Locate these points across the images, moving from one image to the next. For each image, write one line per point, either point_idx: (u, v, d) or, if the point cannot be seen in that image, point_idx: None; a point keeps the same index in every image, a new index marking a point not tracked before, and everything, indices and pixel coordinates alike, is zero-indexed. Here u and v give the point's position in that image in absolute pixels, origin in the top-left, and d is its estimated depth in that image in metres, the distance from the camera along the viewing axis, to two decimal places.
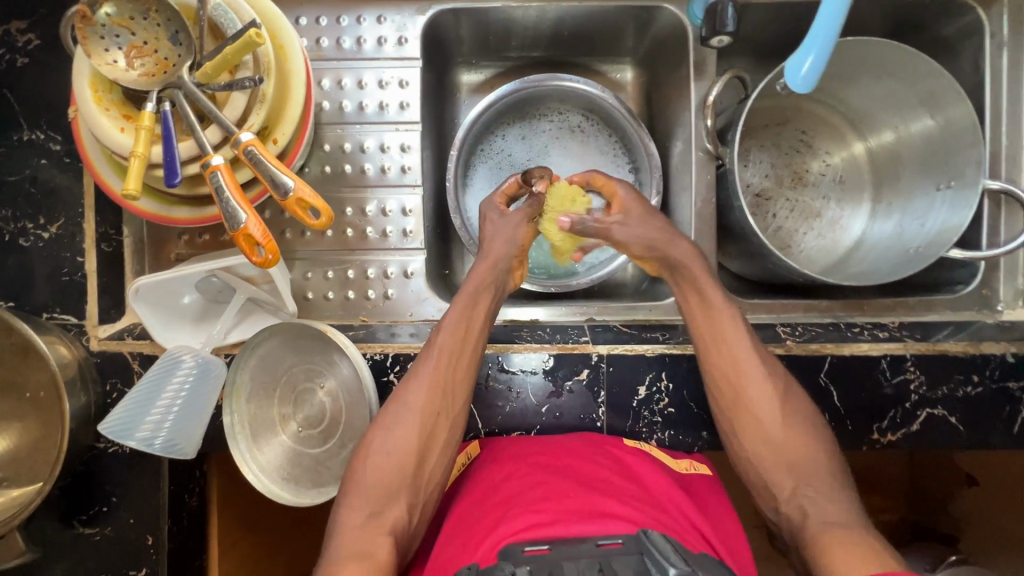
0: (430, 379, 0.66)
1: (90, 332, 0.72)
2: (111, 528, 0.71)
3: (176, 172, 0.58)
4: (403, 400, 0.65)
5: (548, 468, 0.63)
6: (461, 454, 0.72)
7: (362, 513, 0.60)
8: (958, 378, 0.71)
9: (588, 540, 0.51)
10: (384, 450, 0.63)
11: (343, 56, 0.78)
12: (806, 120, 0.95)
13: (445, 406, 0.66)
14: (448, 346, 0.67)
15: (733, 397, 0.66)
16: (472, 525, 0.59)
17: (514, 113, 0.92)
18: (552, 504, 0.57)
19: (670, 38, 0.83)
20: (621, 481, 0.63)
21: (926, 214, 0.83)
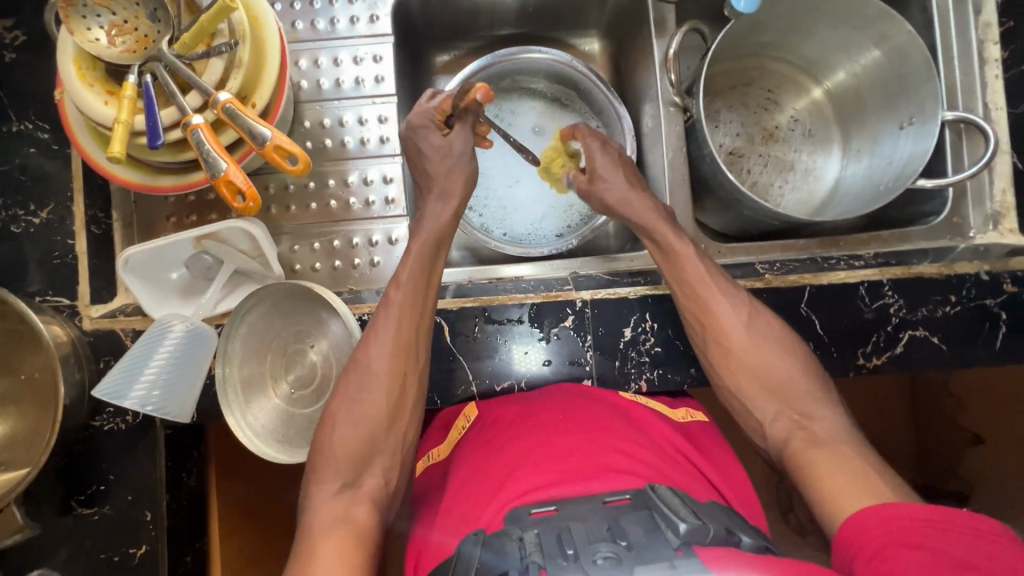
0: (393, 341, 0.67)
1: (83, 312, 0.73)
2: (110, 507, 0.71)
3: (159, 136, 0.59)
4: (368, 365, 0.66)
5: (548, 426, 0.63)
6: (457, 418, 0.72)
7: (336, 483, 0.61)
8: (936, 299, 0.73)
9: (594, 498, 0.52)
10: (352, 418, 0.64)
11: (318, 37, 0.81)
12: (771, 78, 0.98)
13: (409, 363, 0.67)
14: (403, 303, 0.68)
15: (713, 328, 0.68)
16: (476, 486, 0.60)
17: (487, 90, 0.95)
18: (558, 463, 0.58)
19: (630, 4, 0.87)
20: (626, 428, 0.64)
21: (893, 152, 0.86)
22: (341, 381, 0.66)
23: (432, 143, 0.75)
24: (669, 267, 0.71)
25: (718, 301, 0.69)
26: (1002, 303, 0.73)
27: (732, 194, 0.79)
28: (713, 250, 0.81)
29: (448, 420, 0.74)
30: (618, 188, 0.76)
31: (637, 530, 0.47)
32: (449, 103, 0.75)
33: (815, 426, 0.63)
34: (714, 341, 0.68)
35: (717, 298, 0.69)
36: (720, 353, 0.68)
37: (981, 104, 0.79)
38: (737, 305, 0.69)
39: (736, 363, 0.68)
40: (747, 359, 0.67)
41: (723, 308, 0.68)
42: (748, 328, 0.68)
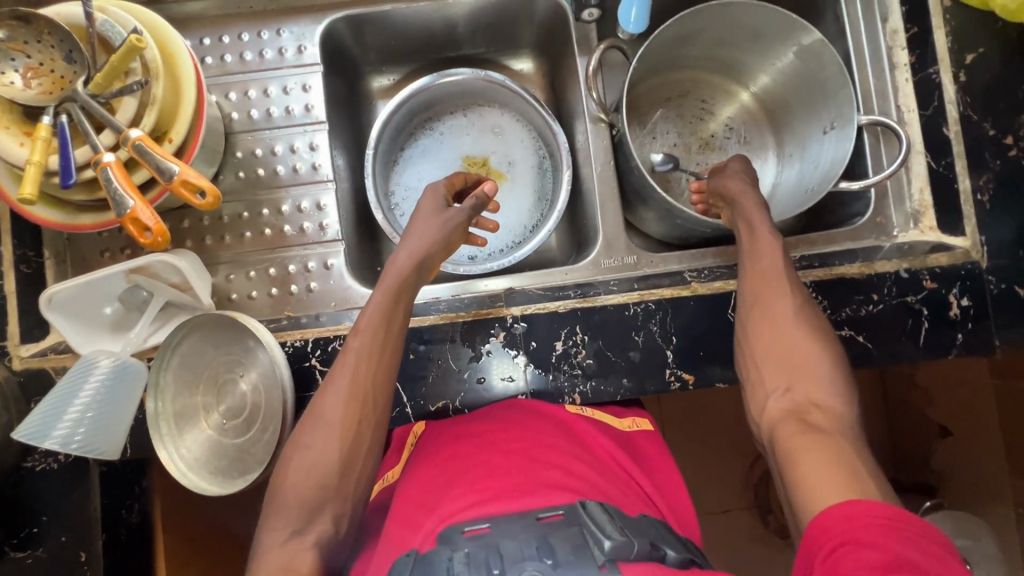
0: (348, 390, 0.63)
1: (13, 352, 0.73)
2: (44, 549, 0.70)
3: (71, 175, 0.60)
4: (321, 413, 0.62)
5: (493, 446, 0.59)
6: (408, 436, 0.71)
7: (284, 532, 0.58)
8: (858, 298, 0.75)
9: (527, 514, 0.47)
10: (303, 468, 0.60)
11: (247, 69, 0.83)
12: (704, 90, 1.01)
13: (365, 413, 0.63)
14: (360, 351, 0.64)
15: (773, 348, 0.64)
16: (413, 508, 0.55)
17: (426, 111, 0.97)
18: (496, 482, 0.53)
19: (555, 22, 0.89)
20: (569, 447, 0.61)
21: (819, 155, 0.88)
22: (297, 429, 0.63)
23: (426, 205, 0.74)
24: (748, 250, 0.70)
25: (793, 316, 0.65)
26: (923, 299, 0.75)
27: (661, 205, 0.80)
28: (647, 259, 0.82)
29: (401, 440, 0.72)
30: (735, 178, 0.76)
31: (563, 546, 0.42)
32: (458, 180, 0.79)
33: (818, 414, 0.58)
34: (761, 340, 0.65)
35: (789, 314, 0.65)
36: (771, 367, 0.63)
37: (895, 108, 0.82)
38: (809, 319, 0.65)
39: (786, 373, 0.62)
40: (802, 368, 0.62)
41: (792, 328, 0.64)
42: (812, 350, 0.63)
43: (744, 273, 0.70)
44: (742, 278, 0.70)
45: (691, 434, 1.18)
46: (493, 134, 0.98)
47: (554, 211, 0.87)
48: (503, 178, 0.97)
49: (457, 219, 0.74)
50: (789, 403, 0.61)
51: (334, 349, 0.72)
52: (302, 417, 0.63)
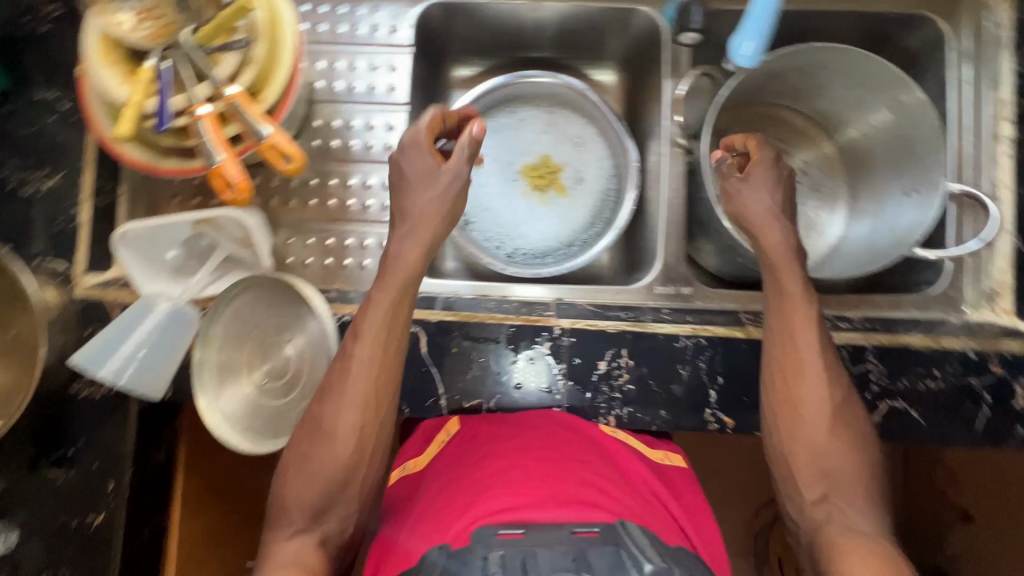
0: (351, 397, 0.63)
1: (77, 279, 0.75)
2: (79, 470, 0.72)
3: (165, 121, 0.62)
4: (324, 420, 0.63)
5: (527, 453, 0.60)
6: (439, 431, 0.71)
7: (293, 528, 0.61)
8: (918, 371, 0.72)
9: (563, 527, 0.48)
10: (307, 472, 0.62)
11: (338, 41, 0.84)
12: (783, 129, 0.98)
13: (368, 419, 0.63)
14: (363, 356, 0.63)
15: (796, 429, 0.64)
16: (445, 503, 0.56)
17: (510, 100, 0.96)
18: (529, 489, 0.54)
19: (648, 39, 0.87)
20: (600, 466, 0.61)
21: (897, 216, 0.85)
22: (301, 433, 0.64)
23: (415, 168, 0.68)
24: (777, 314, 0.68)
25: (815, 392, 0.65)
26: (988, 385, 0.72)
27: (725, 240, 0.79)
28: (703, 293, 0.80)
29: (428, 433, 0.71)
30: (763, 200, 0.70)
31: (601, 564, 0.44)
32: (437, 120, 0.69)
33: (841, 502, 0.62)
34: (786, 406, 0.65)
35: (811, 389, 0.65)
36: (797, 445, 0.64)
37: (987, 179, 0.79)
38: (833, 395, 0.65)
39: (813, 461, 0.64)
40: (827, 448, 0.63)
41: (814, 398, 0.64)
42: (833, 432, 0.64)
43: (769, 341, 0.68)
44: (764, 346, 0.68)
45: (705, 473, 1.15)
46: (573, 147, 0.97)
47: (612, 229, 0.86)
48: (564, 193, 0.96)
49: (455, 173, 0.68)
50: (816, 473, 0.63)
51: None
52: (305, 422, 0.64)
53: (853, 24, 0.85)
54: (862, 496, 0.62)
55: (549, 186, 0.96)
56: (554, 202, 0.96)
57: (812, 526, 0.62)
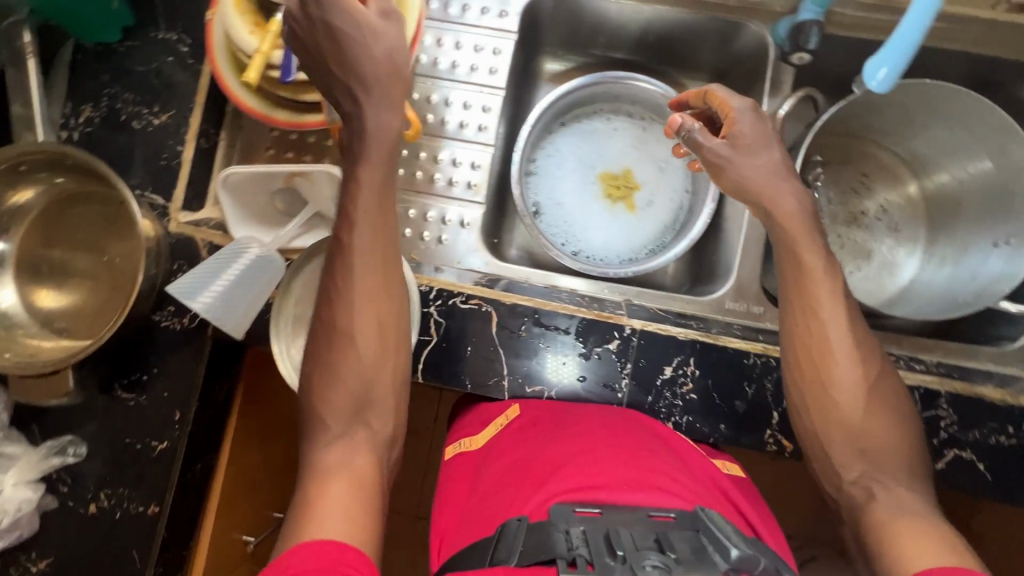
0: (367, 285, 0.63)
1: (171, 215, 0.78)
2: (146, 397, 0.75)
3: (290, 73, 0.66)
4: (339, 314, 0.63)
5: (595, 435, 0.60)
6: (499, 414, 0.69)
7: (330, 431, 0.60)
8: (993, 425, 0.71)
9: (640, 510, 0.51)
10: (332, 370, 0.62)
11: (446, 19, 0.85)
12: (869, 163, 0.97)
13: (387, 308, 0.64)
14: (362, 250, 0.63)
15: (828, 407, 0.63)
16: (514, 475, 0.58)
17: (600, 108, 0.97)
18: (602, 470, 0.55)
19: (751, 55, 0.87)
20: (666, 453, 0.61)
21: (981, 265, 0.83)
22: (315, 338, 0.64)
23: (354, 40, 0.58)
24: (796, 282, 0.66)
25: (843, 367, 0.64)
26: None
27: None
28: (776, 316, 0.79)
29: (487, 414, 0.70)
30: (766, 162, 0.68)
31: (685, 548, 0.46)
32: None
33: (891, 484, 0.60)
34: (818, 386, 0.64)
35: (841, 368, 0.64)
36: (831, 423, 0.63)
37: None
38: (864, 374, 0.64)
39: (846, 439, 0.62)
40: (865, 427, 0.62)
41: (846, 373, 0.63)
42: (868, 413, 0.63)
43: (785, 316, 0.67)
44: (783, 315, 0.67)
45: None
46: (654, 170, 0.96)
47: (684, 239, 0.85)
48: (639, 205, 0.96)
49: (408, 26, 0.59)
50: (858, 454, 0.62)
51: (454, 304, 0.75)
52: (317, 327, 0.64)
53: (966, 67, 0.83)
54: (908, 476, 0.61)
55: (622, 199, 0.96)
56: (621, 216, 0.95)
57: (851, 505, 0.60)
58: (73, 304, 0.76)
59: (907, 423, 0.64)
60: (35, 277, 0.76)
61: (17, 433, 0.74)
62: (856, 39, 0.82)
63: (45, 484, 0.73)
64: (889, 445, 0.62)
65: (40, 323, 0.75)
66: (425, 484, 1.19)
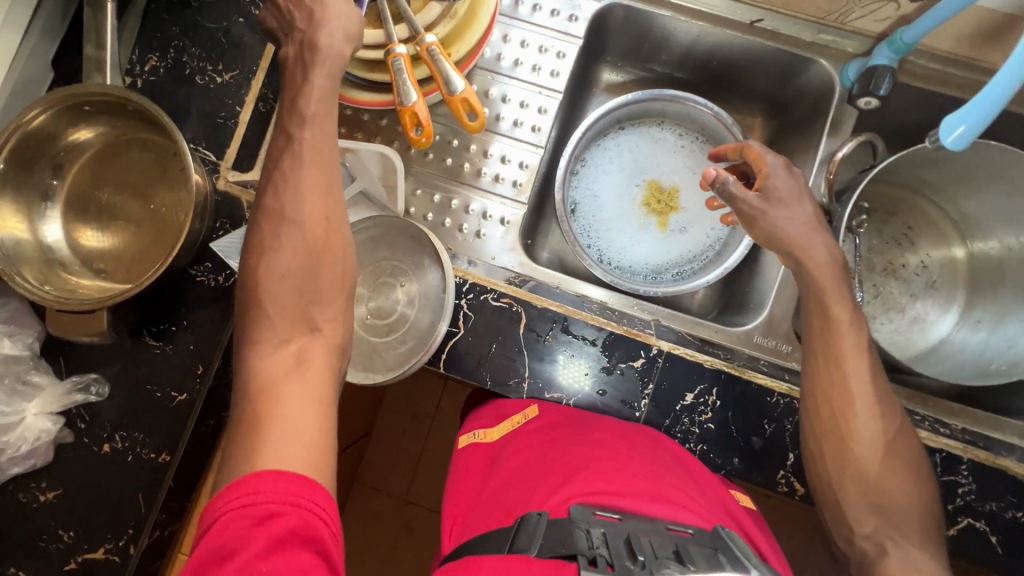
0: (312, 183, 0.61)
1: (221, 173, 0.79)
2: (173, 347, 0.77)
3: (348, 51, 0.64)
4: (285, 215, 0.60)
5: (613, 445, 0.60)
6: (516, 411, 0.69)
7: (274, 338, 0.58)
8: (1012, 500, 0.69)
9: (658, 521, 0.50)
10: (278, 272, 0.60)
11: (515, 16, 0.85)
12: (916, 217, 0.96)
13: (332, 211, 0.62)
14: (311, 145, 0.61)
15: (846, 456, 0.62)
16: (532, 474, 0.58)
17: (664, 122, 0.97)
18: (623, 479, 0.55)
19: (815, 93, 0.86)
20: (682, 472, 0.60)
21: (1018, 336, 0.82)
22: (256, 234, 0.61)
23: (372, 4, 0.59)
24: (823, 330, 0.65)
25: (863, 415, 0.63)
26: None
27: None
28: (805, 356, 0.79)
29: (505, 410, 0.71)
30: (797, 213, 0.67)
31: (705, 561, 0.46)
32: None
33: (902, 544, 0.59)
34: (837, 437, 0.63)
35: (862, 420, 0.63)
36: (847, 474, 0.62)
37: None
38: (883, 428, 0.63)
39: (860, 491, 0.61)
40: (882, 482, 0.61)
41: (867, 427, 0.62)
42: (884, 466, 0.62)
43: (810, 363, 0.66)
44: (806, 361, 0.67)
45: None
46: (702, 196, 0.95)
47: (720, 266, 0.84)
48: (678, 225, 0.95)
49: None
50: (870, 508, 0.61)
51: (486, 300, 0.75)
52: (259, 221, 0.61)
53: None
54: (920, 536, 0.60)
55: (662, 217, 0.95)
56: (650, 230, 0.95)
57: (863, 561, 0.60)
58: (115, 246, 0.77)
59: (923, 485, 0.62)
60: (82, 215, 0.77)
61: (44, 363, 0.76)
62: (924, 91, 0.80)
63: (64, 418, 0.75)
64: (903, 502, 0.61)
65: (82, 260, 0.76)
66: (418, 471, 1.19)
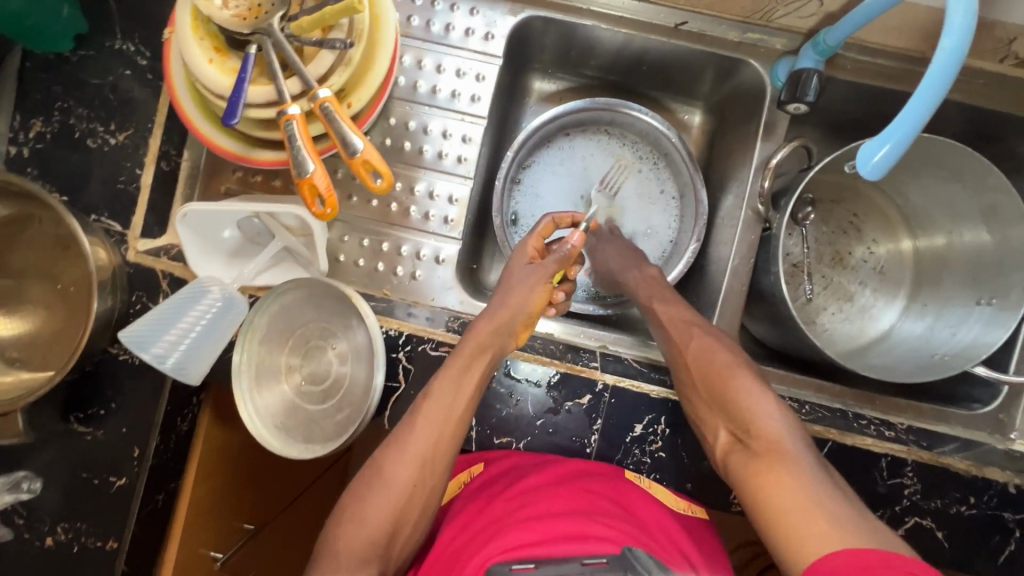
0: (419, 440, 0.64)
1: (130, 243, 0.74)
2: (104, 432, 0.74)
3: (235, 114, 0.59)
4: (386, 462, 0.64)
5: (539, 488, 0.61)
6: (464, 470, 0.71)
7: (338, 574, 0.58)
8: (955, 495, 0.71)
9: (572, 560, 0.51)
10: (358, 515, 0.62)
11: (429, 39, 0.80)
12: (861, 204, 0.95)
13: (441, 443, 0.65)
14: (442, 392, 0.66)
15: (691, 381, 0.68)
16: (466, 538, 0.59)
17: (612, 135, 0.93)
18: (542, 523, 0.56)
19: (748, 93, 0.83)
20: (612, 504, 0.61)
21: (960, 323, 0.81)
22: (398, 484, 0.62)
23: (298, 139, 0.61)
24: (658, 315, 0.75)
25: (691, 345, 0.69)
26: (1020, 520, 0.71)
27: (784, 318, 0.77)
28: None
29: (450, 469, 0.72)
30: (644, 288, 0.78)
31: None
32: (252, 10, 0.59)
33: (752, 439, 0.60)
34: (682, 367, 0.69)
35: (694, 342, 0.70)
36: (697, 398, 0.67)
37: None
38: (714, 342, 0.69)
39: (708, 406, 0.65)
40: (713, 384, 0.65)
41: (696, 345, 0.69)
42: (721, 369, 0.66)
43: (655, 330, 0.75)
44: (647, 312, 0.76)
45: None
46: (645, 204, 0.93)
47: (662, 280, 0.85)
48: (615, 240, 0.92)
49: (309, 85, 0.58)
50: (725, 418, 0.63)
51: (424, 351, 0.72)
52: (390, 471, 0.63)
53: (967, 120, 0.80)
54: (768, 412, 0.61)
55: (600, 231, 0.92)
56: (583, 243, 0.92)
57: None
58: (25, 333, 0.72)
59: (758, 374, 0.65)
60: None
61: None
62: (856, 85, 0.78)
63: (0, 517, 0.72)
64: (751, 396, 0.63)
65: None
66: None
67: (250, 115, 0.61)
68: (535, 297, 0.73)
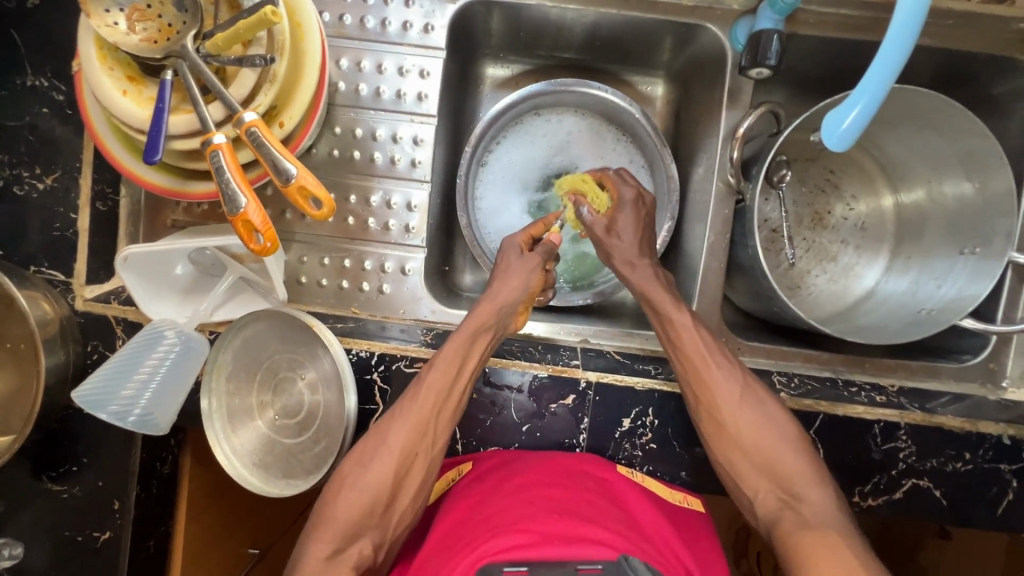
0: (417, 418, 0.63)
1: (77, 291, 0.70)
2: (80, 488, 0.71)
3: (157, 150, 0.54)
4: (384, 436, 0.62)
5: (534, 491, 0.58)
6: (451, 469, 0.69)
7: (327, 547, 0.57)
8: (950, 453, 0.70)
9: (566, 565, 0.48)
10: (356, 485, 0.60)
11: (366, 38, 0.75)
12: (837, 160, 0.91)
13: (442, 413, 0.64)
14: (440, 368, 0.64)
15: (731, 444, 0.64)
16: (455, 539, 0.56)
17: (575, 113, 0.88)
18: (536, 524, 0.53)
19: (708, 60, 0.79)
20: (607, 505, 0.58)
21: (945, 275, 0.78)
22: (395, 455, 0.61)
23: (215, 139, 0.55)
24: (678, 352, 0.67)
25: (746, 420, 0.63)
26: (1016, 470, 0.70)
27: (764, 291, 0.74)
28: (736, 346, 0.77)
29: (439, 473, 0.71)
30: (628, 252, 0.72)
31: None
32: (161, 32, 0.54)
33: (802, 505, 0.59)
34: (716, 431, 0.64)
35: (738, 413, 0.64)
36: (745, 467, 0.63)
37: None
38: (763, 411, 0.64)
39: (757, 475, 0.62)
40: (772, 464, 0.62)
41: (732, 397, 0.64)
42: (764, 437, 0.63)
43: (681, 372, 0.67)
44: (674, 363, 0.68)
45: None
46: None
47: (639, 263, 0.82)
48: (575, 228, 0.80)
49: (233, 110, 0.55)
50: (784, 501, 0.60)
51: (397, 368, 0.69)
52: (384, 445, 0.62)
53: (936, 64, 0.76)
54: (818, 489, 0.60)
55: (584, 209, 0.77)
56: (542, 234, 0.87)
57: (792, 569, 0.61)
58: None
59: (810, 453, 0.63)
60: None
61: None
62: (819, 40, 0.74)
63: None
64: (801, 474, 0.61)
65: None
66: None
67: (175, 147, 0.58)
68: (534, 276, 0.70)
